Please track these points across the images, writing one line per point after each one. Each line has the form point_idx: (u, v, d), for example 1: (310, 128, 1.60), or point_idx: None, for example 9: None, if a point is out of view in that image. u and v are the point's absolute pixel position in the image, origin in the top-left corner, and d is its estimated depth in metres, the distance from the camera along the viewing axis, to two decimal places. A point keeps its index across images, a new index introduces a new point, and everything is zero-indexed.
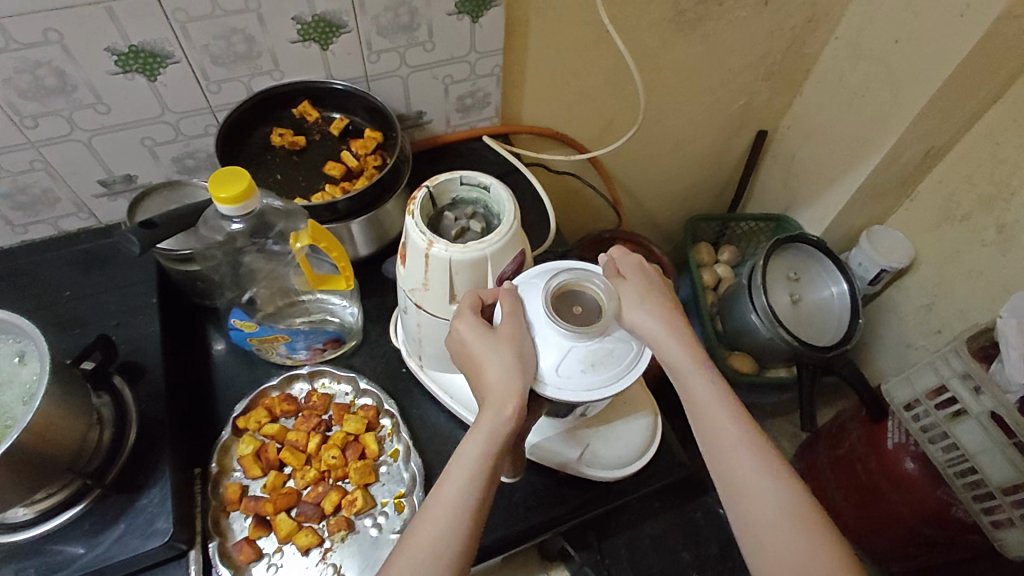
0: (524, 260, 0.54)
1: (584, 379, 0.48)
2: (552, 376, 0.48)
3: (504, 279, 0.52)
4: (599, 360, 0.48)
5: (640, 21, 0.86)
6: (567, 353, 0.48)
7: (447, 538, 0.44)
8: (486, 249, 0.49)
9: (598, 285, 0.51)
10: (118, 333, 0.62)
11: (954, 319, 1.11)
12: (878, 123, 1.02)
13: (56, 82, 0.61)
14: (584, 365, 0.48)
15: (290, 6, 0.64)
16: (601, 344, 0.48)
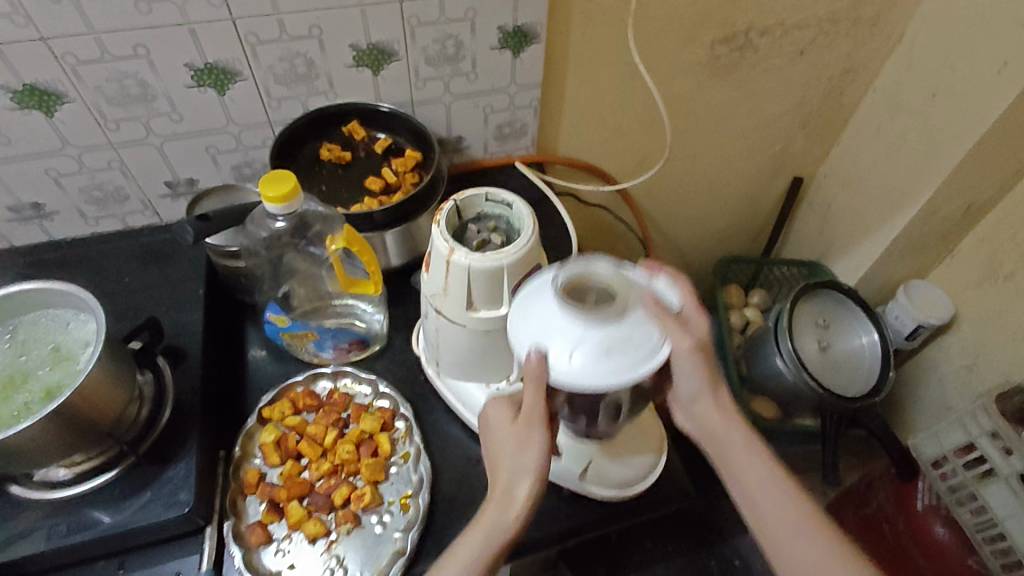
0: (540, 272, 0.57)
1: (600, 367, 0.48)
2: (570, 361, 0.48)
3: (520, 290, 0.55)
4: (615, 344, 0.48)
5: (675, 64, 0.89)
6: (581, 340, 0.49)
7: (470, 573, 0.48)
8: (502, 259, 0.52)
9: (607, 271, 0.52)
10: (166, 319, 0.68)
11: (994, 381, 1.07)
12: (915, 175, 1.02)
13: (139, 91, 0.68)
14: (600, 352, 0.48)
15: (348, 34, 0.70)
16: (613, 329, 0.49)
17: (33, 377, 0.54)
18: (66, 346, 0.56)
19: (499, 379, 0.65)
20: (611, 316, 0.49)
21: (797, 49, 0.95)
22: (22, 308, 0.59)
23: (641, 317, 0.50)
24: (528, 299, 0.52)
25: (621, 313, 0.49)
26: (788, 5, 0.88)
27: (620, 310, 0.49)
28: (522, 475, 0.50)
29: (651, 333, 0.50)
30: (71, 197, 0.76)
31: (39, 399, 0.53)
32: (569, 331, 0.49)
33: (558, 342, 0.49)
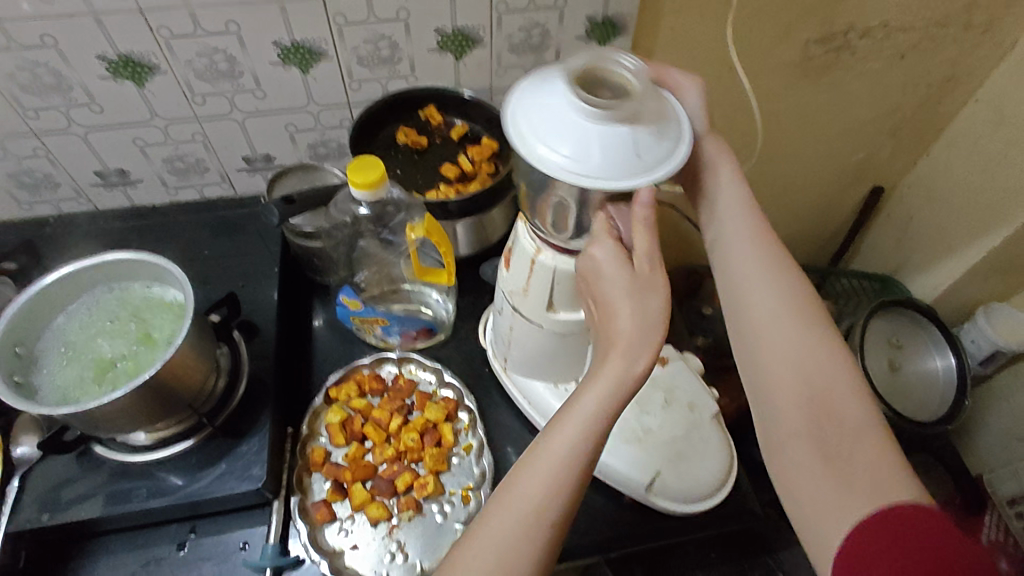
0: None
1: (660, 147, 0.44)
2: (579, 167, 0.42)
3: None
4: (619, 147, 0.42)
5: (766, 62, 0.85)
6: (633, 138, 0.43)
7: (549, 510, 0.41)
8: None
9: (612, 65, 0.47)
10: (241, 294, 0.69)
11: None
12: (1012, 194, 0.95)
13: (227, 67, 0.69)
14: (655, 137, 0.44)
15: (435, 18, 0.69)
16: (650, 118, 0.44)
17: (126, 346, 0.57)
18: (157, 320, 0.59)
19: (568, 380, 0.63)
20: (624, 116, 0.43)
21: (896, 52, 0.89)
22: (112, 278, 0.61)
23: (655, 132, 0.44)
24: (532, 77, 0.47)
25: (635, 113, 0.43)
26: (894, 5, 0.82)
27: (629, 119, 0.43)
28: (613, 388, 0.42)
29: (668, 112, 0.46)
30: (155, 166, 0.78)
31: (134, 367, 0.56)
32: (579, 125, 0.43)
33: (566, 142, 0.43)
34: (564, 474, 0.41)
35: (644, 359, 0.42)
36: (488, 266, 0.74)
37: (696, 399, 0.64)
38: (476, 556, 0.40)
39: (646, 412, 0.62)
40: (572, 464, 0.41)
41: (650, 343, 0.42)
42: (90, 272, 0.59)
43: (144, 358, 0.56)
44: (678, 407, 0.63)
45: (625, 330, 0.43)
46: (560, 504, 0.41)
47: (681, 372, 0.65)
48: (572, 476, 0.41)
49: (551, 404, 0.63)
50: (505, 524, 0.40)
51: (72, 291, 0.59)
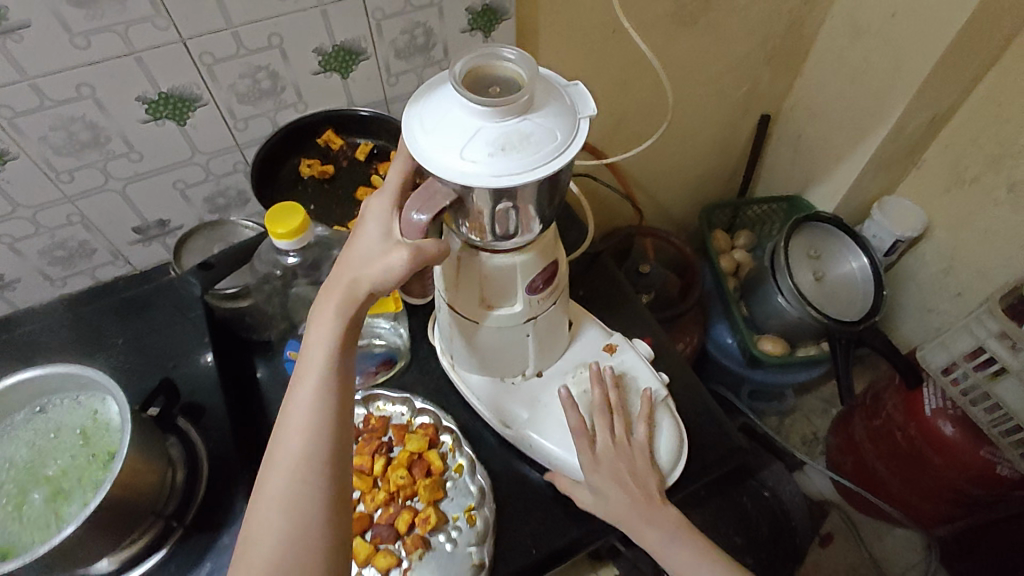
0: (555, 269, 0.55)
1: (530, 143, 0.40)
2: (461, 168, 0.40)
3: (535, 288, 0.54)
4: (518, 139, 0.40)
5: (644, 18, 0.87)
6: (500, 133, 0.40)
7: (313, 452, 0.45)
8: (515, 257, 0.50)
9: (510, 60, 0.44)
10: (176, 375, 0.64)
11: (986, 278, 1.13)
12: (881, 96, 1.04)
13: (90, 134, 0.62)
14: (528, 134, 0.40)
15: (311, 38, 0.65)
16: (532, 117, 0.41)
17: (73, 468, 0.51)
18: (92, 432, 0.53)
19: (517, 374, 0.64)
20: (515, 107, 0.40)
21: None
22: (52, 388, 0.54)
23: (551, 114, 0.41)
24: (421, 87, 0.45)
25: (528, 101, 0.41)
26: None
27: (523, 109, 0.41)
28: (338, 306, 0.47)
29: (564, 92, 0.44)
30: (32, 261, 0.69)
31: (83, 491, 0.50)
32: (473, 124, 0.41)
33: (441, 134, 0.41)
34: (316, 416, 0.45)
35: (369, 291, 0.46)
36: None
37: (646, 385, 0.64)
38: (268, 519, 0.44)
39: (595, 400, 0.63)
40: (325, 394, 0.46)
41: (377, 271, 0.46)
42: (23, 386, 0.53)
43: (87, 479, 0.50)
44: (626, 394, 0.63)
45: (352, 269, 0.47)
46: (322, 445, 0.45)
47: (630, 358, 0.66)
48: (327, 416, 0.46)
49: (501, 397, 0.64)
50: (275, 480, 0.44)
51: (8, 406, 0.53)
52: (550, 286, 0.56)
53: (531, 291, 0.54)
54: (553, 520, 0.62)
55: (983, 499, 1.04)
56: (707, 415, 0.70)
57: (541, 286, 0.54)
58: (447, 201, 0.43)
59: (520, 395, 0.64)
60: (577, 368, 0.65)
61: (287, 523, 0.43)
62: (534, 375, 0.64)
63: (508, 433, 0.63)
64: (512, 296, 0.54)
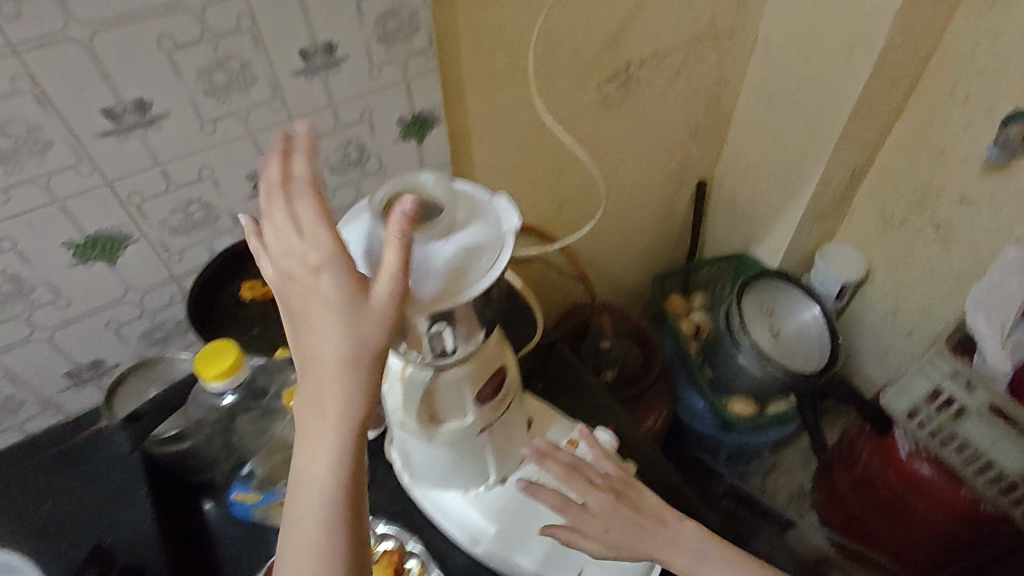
0: (502, 376, 0.55)
1: (456, 269, 0.41)
2: None
3: (483, 398, 0.53)
4: (444, 269, 0.41)
5: (571, 111, 0.91)
6: (424, 265, 0.41)
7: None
8: (459, 373, 0.49)
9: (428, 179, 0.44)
10: (112, 536, 0.59)
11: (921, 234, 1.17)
12: (802, 157, 1.10)
13: (13, 287, 0.60)
14: (451, 262, 0.41)
15: (244, 166, 0.65)
16: (455, 241, 0.42)
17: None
18: None
19: (479, 484, 0.61)
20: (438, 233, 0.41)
21: (673, 71, 1.00)
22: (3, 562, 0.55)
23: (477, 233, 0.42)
24: (343, 219, 0.45)
25: (449, 227, 0.42)
26: (658, 36, 0.93)
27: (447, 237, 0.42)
28: (339, 431, 0.40)
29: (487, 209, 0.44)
30: None
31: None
32: None
33: (366, 274, 0.41)
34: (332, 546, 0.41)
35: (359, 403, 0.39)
36: None
37: None
38: None
39: None
40: (334, 535, 0.41)
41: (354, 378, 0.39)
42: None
43: None
44: None
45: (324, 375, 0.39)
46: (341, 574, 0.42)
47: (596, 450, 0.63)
48: (341, 548, 0.42)
49: (466, 512, 0.61)
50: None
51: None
52: (500, 394, 0.55)
53: (481, 402, 0.53)
54: None
55: (973, 539, 1.03)
56: (685, 499, 0.68)
57: (489, 395, 0.54)
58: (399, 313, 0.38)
59: (485, 507, 0.61)
60: (541, 469, 0.62)
61: None
62: (497, 484, 0.62)
63: (477, 550, 0.59)
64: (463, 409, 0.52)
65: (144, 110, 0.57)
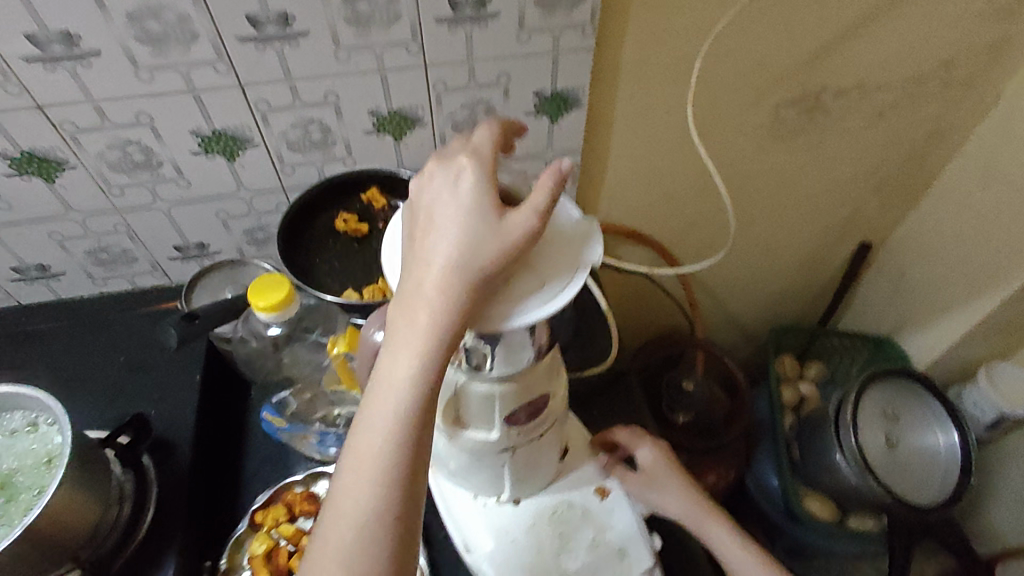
0: (545, 403, 0.50)
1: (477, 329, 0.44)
2: None
3: (515, 421, 0.49)
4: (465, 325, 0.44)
5: (733, 127, 0.80)
6: None
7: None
8: (494, 389, 0.46)
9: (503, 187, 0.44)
10: (155, 412, 0.62)
11: None
12: (1007, 255, 0.89)
13: (144, 158, 0.64)
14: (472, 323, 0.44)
15: (367, 101, 0.64)
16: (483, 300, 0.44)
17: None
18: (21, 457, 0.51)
19: (488, 495, 0.58)
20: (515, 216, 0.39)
21: (875, 111, 0.83)
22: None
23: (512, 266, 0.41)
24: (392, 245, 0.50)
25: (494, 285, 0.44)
26: (867, 66, 0.77)
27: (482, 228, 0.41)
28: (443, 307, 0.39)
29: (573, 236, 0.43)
30: (78, 259, 0.73)
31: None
32: None
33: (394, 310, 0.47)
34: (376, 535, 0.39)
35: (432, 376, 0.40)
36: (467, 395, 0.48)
37: (625, 545, 0.56)
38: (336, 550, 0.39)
39: (566, 549, 0.56)
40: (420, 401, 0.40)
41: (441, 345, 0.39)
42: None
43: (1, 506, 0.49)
44: (601, 548, 0.56)
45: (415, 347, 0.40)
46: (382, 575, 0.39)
47: (620, 508, 0.58)
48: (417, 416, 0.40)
49: (465, 519, 0.58)
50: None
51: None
52: (534, 421, 0.50)
53: (514, 425, 0.49)
54: None
55: None
56: None
57: (522, 420, 0.49)
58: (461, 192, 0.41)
59: (489, 522, 0.57)
60: (558, 505, 0.58)
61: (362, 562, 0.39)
62: (509, 502, 0.58)
63: (468, 560, 0.57)
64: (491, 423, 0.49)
65: (286, 23, 0.56)
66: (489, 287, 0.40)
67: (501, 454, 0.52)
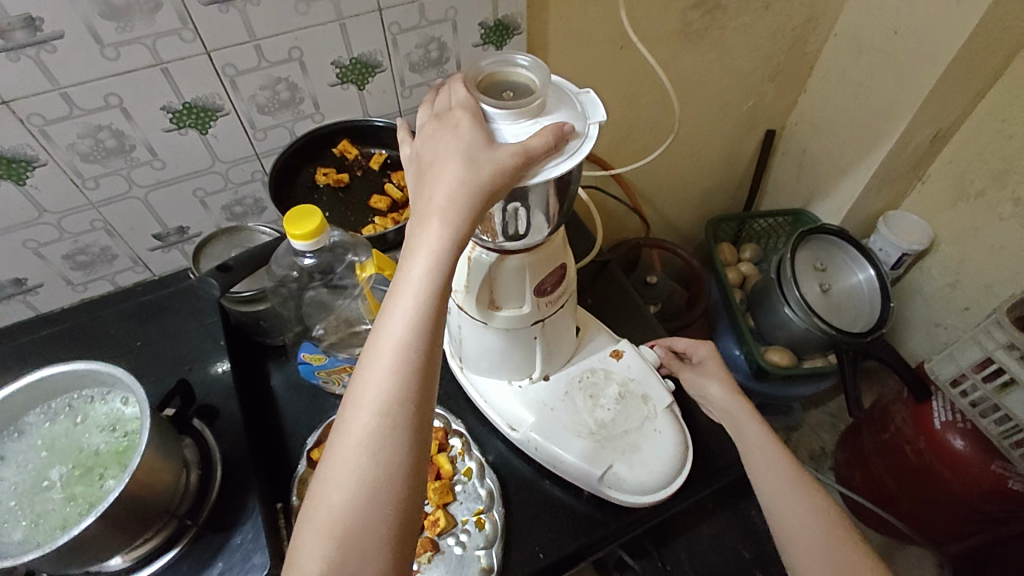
0: (564, 273, 0.57)
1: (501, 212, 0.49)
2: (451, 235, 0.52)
3: (544, 290, 0.55)
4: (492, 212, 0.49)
5: (651, 35, 0.89)
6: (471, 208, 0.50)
7: (387, 472, 0.39)
8: (524, 260, 0.52)
9: (524, 71, 0.46)
10: (193, 377, 0.66)
11: None
12: (885, 111, 1.05)
13: (116, 143, 0.64)
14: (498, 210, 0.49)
15: (329, 52, 0.67)
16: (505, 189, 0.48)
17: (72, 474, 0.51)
18: (97, 427, 0.54)
19: (522, 377, 0.65)
20: (528, 111, 0.43)
21: (763, 4, 0.95)
22: (99, 385, 0.56)
23: (513, 140, 0.42)
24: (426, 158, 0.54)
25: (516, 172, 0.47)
26: None
27: (480, 119, 0.43)
28: (444, 202, 0.40)
29: (575, 100, 0.46)
30: (55, 266, 0.72)
31: (76, 509, 0.49)
32: None
33: None
34: (389, 420, 0.39)
35: (445, 262, 0.40)
36: (494, 280, 0.54)
37: (647, 390, 0.64)
38: (348, 452, 0.40)
39: (599, 405, 0.63)
40: (427, 301, 0.40)
41: (454, 228, 0.40)
42: (71, 376, 0.54)
43: (95, 471, 0.51)
44: (628, 396, 0.64)
45: (428, 234, 0.40)
46: (402, 456, 0.40)
47: (635, 362, 0.67)
48: (424, 317, 0.40)
49: (506, 403, 0.65)
50: (328, 524, 0.39)
51: (51, 388, 0.55)
52: (558, 290, 0.57)
53: (544, 295, 0.56)
54: (560, 527, 0.62)
55: (998, 518, 1.01)
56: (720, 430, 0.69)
57: (550, 288, 0.56)
58: (460, 101, 0.43)
59: (526, 400, 0.65)
60: (583, 372, 0.66)
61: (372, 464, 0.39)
62: (540, 379, 0.66)
63: (514, 435, 0.64)
64: (524, 296, 0.55)
65: None
66: (506, 183, 0.40)
67: (534, 326, 0.59)
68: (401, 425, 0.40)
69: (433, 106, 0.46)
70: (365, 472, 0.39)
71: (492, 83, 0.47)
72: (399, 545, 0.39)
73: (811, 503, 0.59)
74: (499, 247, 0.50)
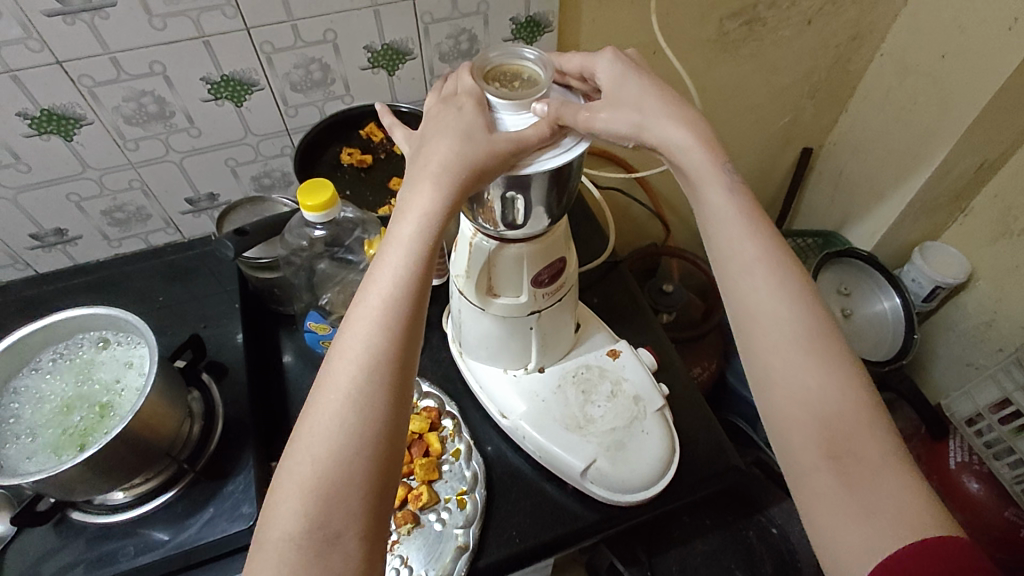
0: (562, 267, 0.58)
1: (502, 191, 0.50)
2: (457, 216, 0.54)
3: (540, 281, 0.56)
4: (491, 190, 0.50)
5: (685, 41, 0.89)
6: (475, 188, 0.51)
7: (367, 432, 0.39)
8: (523, 250, 0.53)
9: (533, 67, 0.48)
10: (206, 334, 0.71)
11: None
12: (927, 137, 1.02)
13: (157, 109, 0.68)
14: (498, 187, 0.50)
15: (363, 36, 0.70)
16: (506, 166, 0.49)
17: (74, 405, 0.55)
18: (109, 364, 0.58)
19: (517, 367, 0.66)
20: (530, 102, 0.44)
21: (805, 19, 0.94)
22: (115, 328, 0.60)
23: (513, 129, 0.44)
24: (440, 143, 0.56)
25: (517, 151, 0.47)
26: None
27: (484, 107, 0.44)
28: (440, 170, 0.41)
29: None
30: (93, 220, 0.76)
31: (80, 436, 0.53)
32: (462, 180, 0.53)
33: None
34: (375, 375, 0.39)
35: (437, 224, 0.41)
36: (493, 269, 0.55)
37: (639, 391, 0.65)
38: (327, 407, 0.39)
39: (590, 401, 0.64)
40: (415, 261, 0.40)
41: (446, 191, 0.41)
42: (97, 318, 0.59)
43: (101, 404, 0.55)
44: (620, 395, 0.64)
45: (422, 196, 0.41)
46: (386, 414, 0.39)
47: (631, 363, 0.67)
48: (411, 279, 0.40)
49: (500, 391, 0.66)
50: (310, 480, 0.37)
51: (66, 329, 0.59)
52: (556, 283, 0.58)
53: (539, 286, 0.57)
54: (540, 517, 0.63)
55: None
56: (710, 440, 0.69)
57: (546, 280, 0.57)
58: (468, 87, 0.45)
59: (519, 388, 0.66)
60: (578, 367, 0.67)
61: (352, 421, 0.38)
62: (536, 371, 0.66)
63: (504, 422, 0.65)
64: (522, 286, 0.56)
65: None
66: (502, 162, 0.42)
67: (530, 317, 0.60)
68: (380, 385, 0.39)
69: (440, 93, 0.47)
70: (342, 427, 0.38)
71: (500, 73, 0.48)
72: (377, 502, 0.39)
73: (903, 477, 0.38)
74: (498, 234, 0.51)
